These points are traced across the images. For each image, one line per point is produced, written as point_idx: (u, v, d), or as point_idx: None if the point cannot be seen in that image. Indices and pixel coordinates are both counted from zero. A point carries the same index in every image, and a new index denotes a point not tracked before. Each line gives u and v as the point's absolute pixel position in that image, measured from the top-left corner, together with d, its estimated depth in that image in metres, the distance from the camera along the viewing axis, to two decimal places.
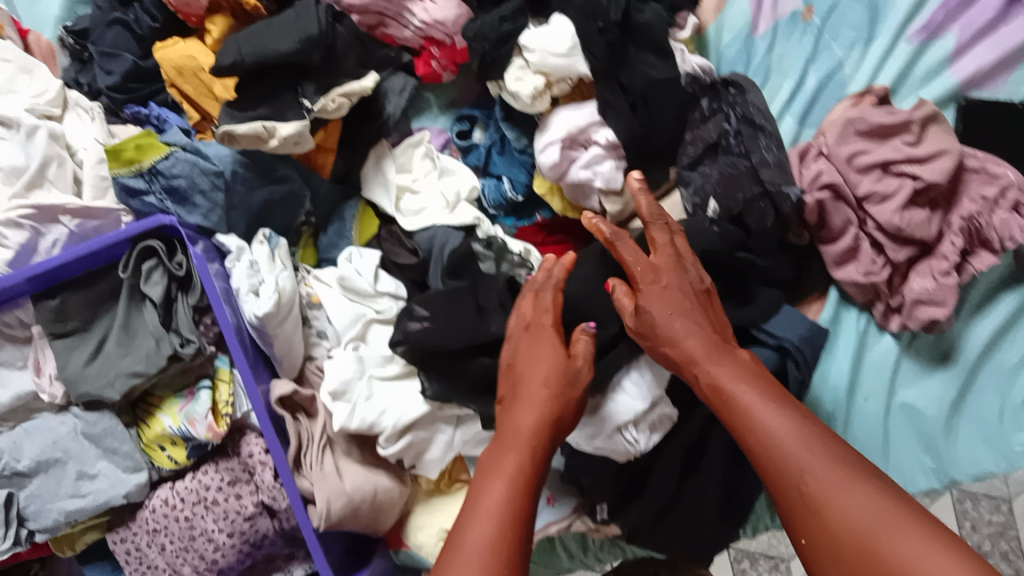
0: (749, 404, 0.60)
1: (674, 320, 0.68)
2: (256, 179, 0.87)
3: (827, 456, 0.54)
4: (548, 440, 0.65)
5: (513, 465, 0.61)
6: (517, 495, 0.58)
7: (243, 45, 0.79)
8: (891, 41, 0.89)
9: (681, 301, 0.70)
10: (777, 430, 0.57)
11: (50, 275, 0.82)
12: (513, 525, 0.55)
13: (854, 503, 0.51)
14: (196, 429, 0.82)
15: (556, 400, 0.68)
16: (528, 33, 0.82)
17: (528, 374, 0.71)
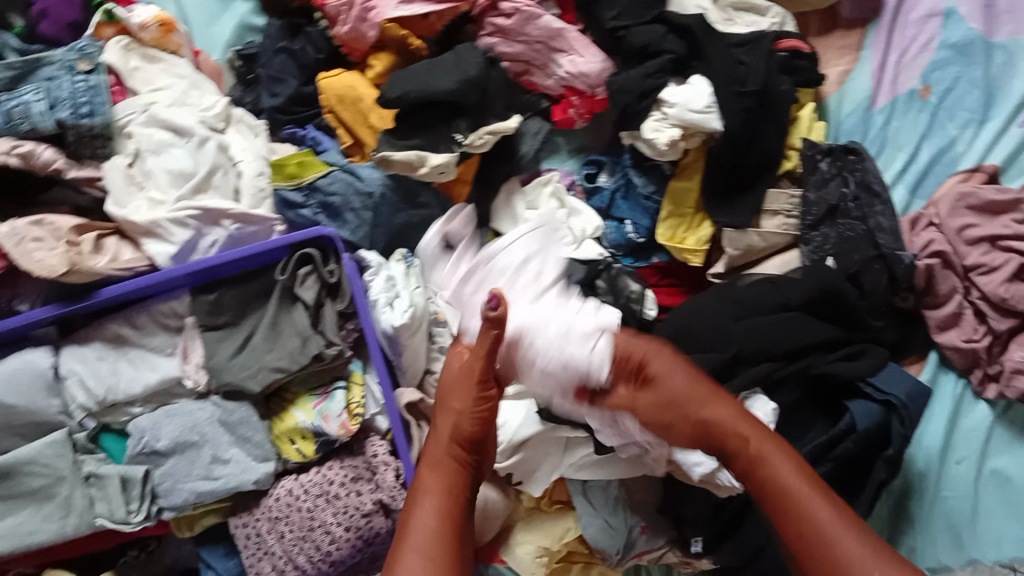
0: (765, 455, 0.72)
1: (717, 408, 0.76)
2: (400, 202, 0.94)
3: (810, 482, 0.70)
4: (459, 450, 0.78)
5: (436, 480, 0.75)
6: (438, 525, 0.71)
7: (409, 84, 0.89)
8: (1004, 125, 0.95)
9: (692, 381, 0.77)
10: (793, 488, 0.69)
11: (208, 272, 0.90)
12: (449, 513, 0.72)
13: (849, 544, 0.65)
14: (329, 425, 0.89)
15: (469, 422, 0.78)
16: (669, 89, 0.88)
17: (445, 390, 0.80)
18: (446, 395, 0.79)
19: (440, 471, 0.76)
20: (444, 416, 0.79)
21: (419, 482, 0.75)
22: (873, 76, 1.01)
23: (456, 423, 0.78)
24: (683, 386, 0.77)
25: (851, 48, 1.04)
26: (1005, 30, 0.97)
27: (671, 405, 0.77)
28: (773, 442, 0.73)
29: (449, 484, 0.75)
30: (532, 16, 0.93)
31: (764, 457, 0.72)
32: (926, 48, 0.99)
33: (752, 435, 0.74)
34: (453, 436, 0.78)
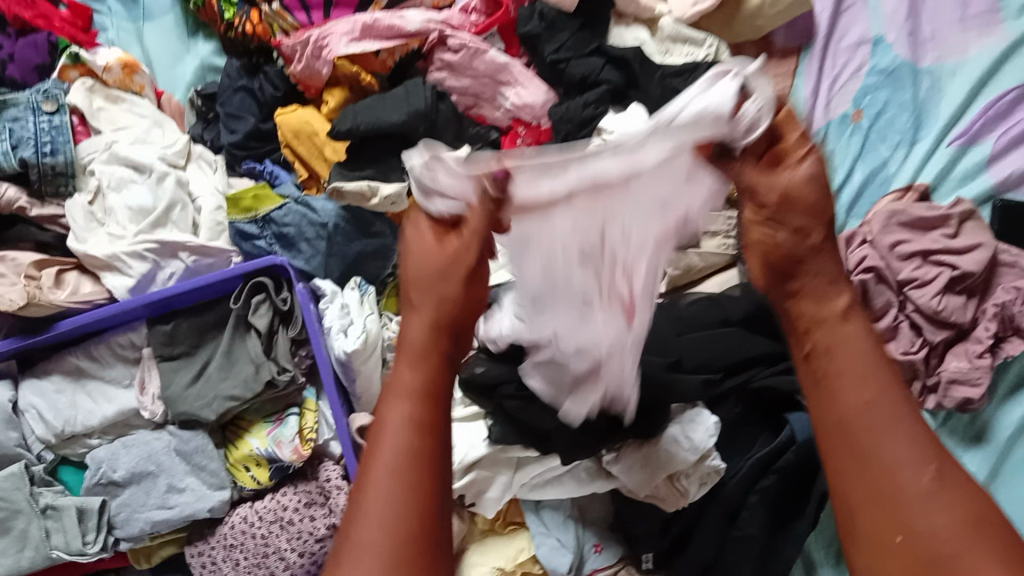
0: (854, 377, 0.55)
1: (818, 263, 0.59)
2: (353, 232, 0.97)
3: (903, 411, 0.54)
4: (443, 355, 0.60)
5: (410, 376, 0.58)
6: (408, 463, 0.54)
7: (360, 116, 0.93)
8: (933, 145, 1.00)
9: (831, 279, 0.59)
10: (856, 403, 0.54)
11: (165, 302, 0.91)
12: (430, 423, 0.56)
13: (896, 443, 0.52)
14: (282, 451, 0.90)
15: (448, 300, 0.61)
16: (607, 117, 0.91)
17: (410, 276, 0.62)
18: (417, 276, 0.62)
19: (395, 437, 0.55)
20: (418, 291, 0.62)
21: (370, 456, 0.55)
22: (807, 101, 1.04)
23: (436, 305, 0.61)
24: (792, 207, 0.59)
25: (787, 75, 1.06)
26: (930, 56, 1.03)
27: (787, 200, 0.59)
28: (847, 323, 0.57)
29: (433, 381, 0.58)
30: (477, 52, 0.97)
31: (835, 378, 0.56)
32: (858, 73, 1.04)
33: (832, 315, 0.58)
34: (419, 392, 0.57)
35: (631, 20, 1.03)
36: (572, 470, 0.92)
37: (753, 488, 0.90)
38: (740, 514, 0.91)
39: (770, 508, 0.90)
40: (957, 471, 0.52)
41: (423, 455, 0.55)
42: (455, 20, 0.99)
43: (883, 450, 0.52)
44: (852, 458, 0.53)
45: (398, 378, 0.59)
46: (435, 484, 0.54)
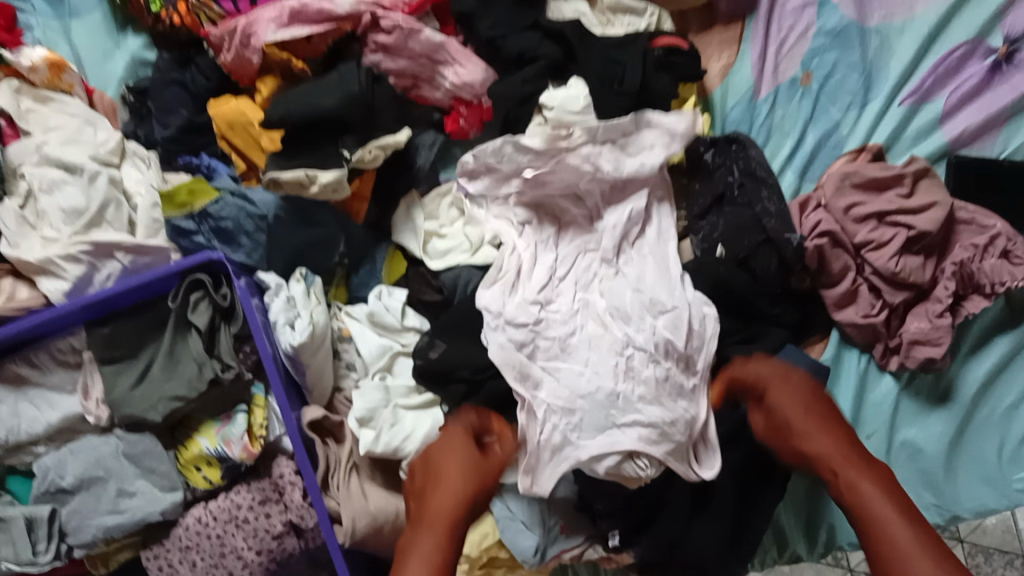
0: (873, 501, 0.67)
1: (812, 440, 0.74)
2: (295, 222, 0.94)
3: (921, 526, 0.64)
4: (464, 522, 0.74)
5: (430, 542, 0.70)
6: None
7: (293, 104, 0.90)
8: (884, 104, 0.98)
9: (809, 402, 0.77)
10: (880, 519, 0.65)
11: (102, 304, 0.88)
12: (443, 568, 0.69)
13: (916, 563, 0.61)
14: (231, 450, 0.88)
15: (473, 476, 0.77)
16: (548, 93, 0.91)
17: (444, 463, 0.78)
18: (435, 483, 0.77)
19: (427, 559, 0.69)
20: (445, 479, 0.76)
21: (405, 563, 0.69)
22: (754, 66, 1.02)
23: (455, 484, 0.76)
24: (790, 431, 0.76)
25: (731, 41, 1.04)
26: (878, 14, 1.01)
27: (800, 438, 0.75)
28: (859, 469, 0.71)
29: (453, 529, 0.72)
30: (412, 32, 0.95)
31: (854, 486, 0.69)
32: (805, 36, 1.02)
33: (835, 459, 0.72)
34: (450, 512, 0.73)
35: None
36: None
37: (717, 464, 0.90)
38: (706, 493, 0.91)
39: (736, 481, 0.90)
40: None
41: None
42: (387, 0, 0.96)
43: None
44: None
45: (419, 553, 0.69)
46: None
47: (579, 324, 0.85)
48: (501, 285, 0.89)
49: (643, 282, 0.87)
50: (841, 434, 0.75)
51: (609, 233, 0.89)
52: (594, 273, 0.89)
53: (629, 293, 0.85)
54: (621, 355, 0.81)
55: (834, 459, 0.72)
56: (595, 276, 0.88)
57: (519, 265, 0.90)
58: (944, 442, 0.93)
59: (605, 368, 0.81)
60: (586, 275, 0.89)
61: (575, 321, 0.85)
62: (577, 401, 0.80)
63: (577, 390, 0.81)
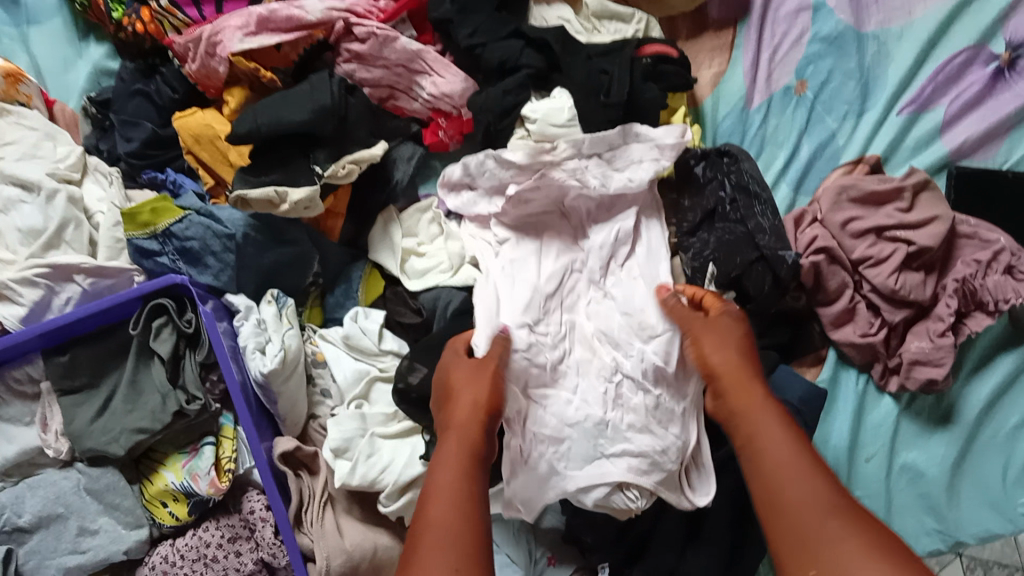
0: (763, 422, 0.60)
1: (719, 352, 0.67)
2: (266, 240, 0.89)
3: (804, 452, 0.56)
4: (485, 423, 0.64)
5: (457, 443, 0.61)
6: (462, 475, 0.58)
7: (259, 116, 0.85)
8: (883, 113, 0.94)
9: (737, 330, 0.70)
10: (772, 440, 0.58)
11: (62, 331, 0.83)
12: (472, 471, 0.59)
13: (791, 488, 0.54)
14: (198, 485, 0.83)
15: (484, 389, 0.68)
16: (529, 105, 0.87)
17: (453, 385, 0.69)
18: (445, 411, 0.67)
19: (478, 385, 0.68)
20: (458, 392, 0.68)
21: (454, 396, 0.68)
22: (746, 75, 0.98)
23: (472, 391, 0.67)
24: (710, 342, 0.68)
25: (722, 48, 1.00)
26: (875, 19, 0.96)
27: (709, 357, 0.67)
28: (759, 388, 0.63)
29: (478, 443, 0.62)
30: (388, 40, 0.90)
31: (752, 413, 0.61)
32: (799, 42, 0.98)
33: (743, 377, 0.64)
34: (477, 404, 0.65)
35: None
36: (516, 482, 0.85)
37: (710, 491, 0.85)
38: (699, 522, 0.86)
39: (730, 510, 0.85)
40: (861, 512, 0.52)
41: (474, 479, 0.58)
42: (361, 6, 0.91)
43: (796, 507, 0.53)
44: (764, 502, 0.55)
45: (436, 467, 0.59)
46: (482, 525, 0.54)
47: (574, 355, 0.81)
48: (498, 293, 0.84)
49: (632, 303, 0.82)
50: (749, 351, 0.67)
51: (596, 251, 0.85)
52: (582, 295, 0.85)
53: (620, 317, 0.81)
54: (610, 382, 0.78)
55: (740, 378, 0.65)
56: (585, 298, 0.84)
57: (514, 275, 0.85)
58: (947, 465, 0.89)
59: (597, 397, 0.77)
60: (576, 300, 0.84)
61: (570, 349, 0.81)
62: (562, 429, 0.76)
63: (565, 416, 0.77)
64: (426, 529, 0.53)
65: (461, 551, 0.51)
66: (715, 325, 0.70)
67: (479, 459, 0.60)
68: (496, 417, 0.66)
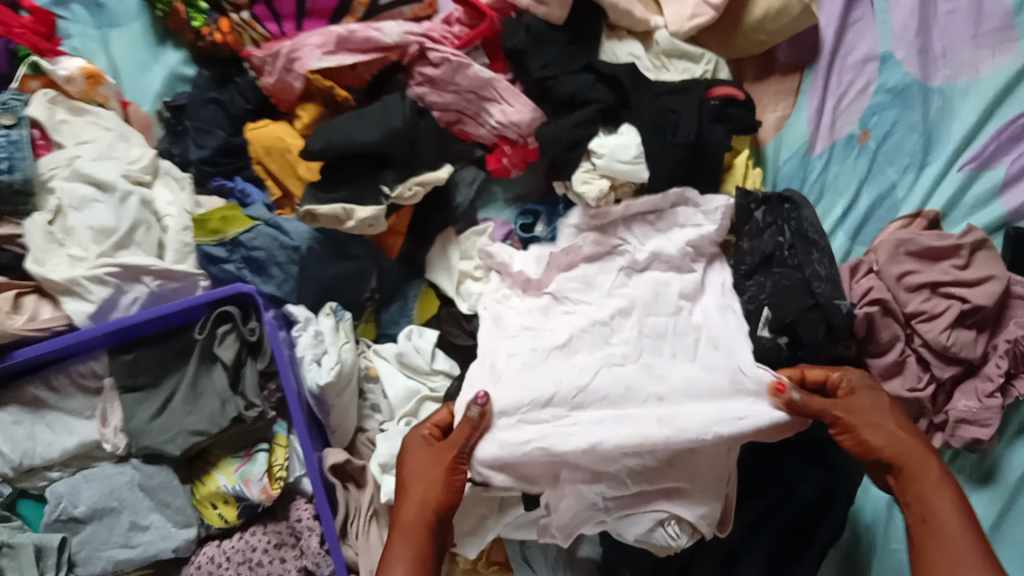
0: (931, 505, 0.70)
1: (875, 429, 0.74)
2: (329, 255, 0.92)
3: (970, 535, 0.67)
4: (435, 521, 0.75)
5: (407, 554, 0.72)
6: None
7: (333, 135, 0.87)
8: (943, 168, 0.94)
9: (886, 406, 0.76)
10: (940, 525, 0.68)
11: (127, 331, 0.86)
12: None
13: (962, 553, 0.66)
14: (250, 490, 0.86)
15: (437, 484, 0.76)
16: (597, 140, 0.88)
17: (413, 475, 0.77)
18: (405, 497, 0.76)
19: (431, 478, 0.76)
20: (413, 482, 0.77)
21: (407, 491, 0.76)
22: (811, 121, 1.00)
23: (428, 487, 0.76)
24: (860, 415, 0.75)
25: (788, 93, 1.01)
26: (942, 73, 0.96)
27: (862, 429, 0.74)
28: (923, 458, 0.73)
29: (425, 552, 0.73)
30: (461, 66, 0.92)
31: (920, 494, 0.71)
32: (864, 92, 0.99)
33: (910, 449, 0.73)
34: (427, 502, 0.75)
35: (624, 33, 0.97)
36: None
37: (750, 533, 0.86)
38: (737, 561, 0.86)
39: (769, 555, 0.85)
40: None
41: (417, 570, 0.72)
42: (436, 32, 0.94)
43: None
44: None
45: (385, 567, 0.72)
46: None
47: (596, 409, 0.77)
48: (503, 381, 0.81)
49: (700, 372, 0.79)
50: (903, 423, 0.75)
51: (640, 308, 0.84)
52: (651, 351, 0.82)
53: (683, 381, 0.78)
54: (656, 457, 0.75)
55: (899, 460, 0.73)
56: (630, 348, 0.81)
57: (526, 347, 0.82)
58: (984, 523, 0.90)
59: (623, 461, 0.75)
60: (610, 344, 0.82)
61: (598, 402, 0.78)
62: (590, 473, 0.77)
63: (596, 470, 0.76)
64: None
65: None
66: (856, 406, 0.76)
67: (426, 559, 0.73)
68: (449, 511, 0.76)
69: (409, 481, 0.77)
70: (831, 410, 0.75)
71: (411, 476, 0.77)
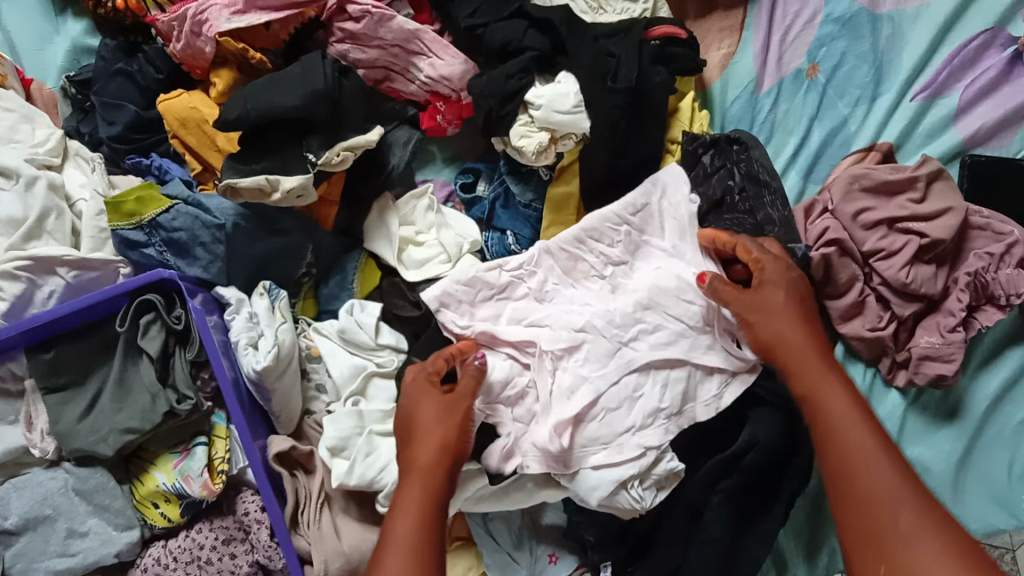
0: (859, 438, 0.62)
1: (789, 330, 0.70)
2: (258, 231, 0.86)
3: (899, 470, 0.60)
4: (444, 475, 0.67)
5: (414, 504, 0.65)
6: (424, 529, 0.63)
7: (248, 101, 0.80)
8: (897, 98, 0.91)
9: (786, 300, 0.72)
10: (871, 464, 0.60)
11: (46, 327, 0.79)
12: (425, 556, 0.61)
13: (901, 513, 0.57)
14: (191, 487, 0.81)
15: (448, 432, 0.69)
16: (534, 90, 0.82)
17: (421, 430, 0.69)
18: (417, 435, 0.70)
19: (442, 427, 0.69)
20: (419, 433, 0.69)
21: (418, 436, 0.69)
22: (757, 57, 0.95)
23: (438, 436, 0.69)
24: (763, 303, 0.72)
25: (733, 29, 0.97)
26: (889, 1, 0.93)
27: (774, 336, 0.70)
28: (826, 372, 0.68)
29: (437, 498, 0.66)
30: (383, 18, 0.86)
31: (814, 390, 0.67)
32: (811, 23, 0.94)
33: (804, 352, 0.69)
34: (442, 448, 0.68)
35: None
36: (520, 479, 0.83)
37: (714, 489, 0.82)
38: (704, 512, 0.83)
39: (735, 506, 0.82)
40: (958, 536, 0.56)
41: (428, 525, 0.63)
42: None
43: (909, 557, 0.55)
44: (867, 532, 0.58)
45: (390, 535, 0.63)
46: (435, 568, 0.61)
47: (618, 380, 0.76)
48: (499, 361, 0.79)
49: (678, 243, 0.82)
50: (810, 325, 0.71)
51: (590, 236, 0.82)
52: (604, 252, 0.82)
53: (669, 280, 0.79)
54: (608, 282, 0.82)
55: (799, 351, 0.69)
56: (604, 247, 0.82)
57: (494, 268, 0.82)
58: (953, 460, 0.88)
59: (640, 405, 0.75)
60: (579, 273, 0.83)
61: (621, 356, 0.77)
62: (588, 399, 0.75)
63: (613, 406, 0.75)
64: None
65: None
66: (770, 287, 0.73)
67: (436, 509, 0.65)
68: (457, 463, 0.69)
69: (418, 432, 0.69)
70: (737, 299, 0.72)
71: (423, 427, 0.70)
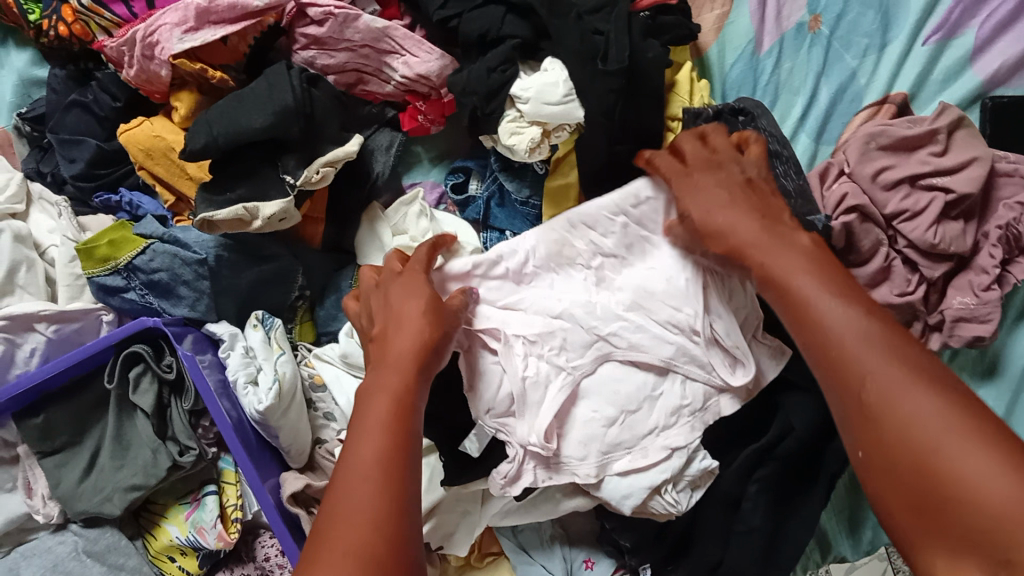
0: (828, 308, 0.49)
1: (738, 230, 0.58)
2: (243, 261, 0.81)
3: (879, 329, 0.47)
4: (430, 357, 0.58)
5: (393, 382, 0.55)
6: (392, 407, 0.53)
7: (214, 126, 0.74)
8: (907, 44, 0.85)
9: (723, 193, 0.60)
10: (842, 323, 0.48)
11: (33, 390, 0.75)
12: (398, 436, 0.51)
13: (886, 371, 0.44)
14: (206, 539, 0.77)
15: (436, 319, 0.60)
16: (520, 83, 0.76)
17: (402, 312, 0.60)
18: (396, 324, 0.60)
19: (424, 320, 0.60)
20: (403, 318, 0.60)
21: (394, 335, 0.59)
22: (754, 13, 0.90)
23: (414, 322, 0.59)
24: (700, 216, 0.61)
25: None
26: None
27: (725, 237, 0.59)
28: (784, 256, 0.55)
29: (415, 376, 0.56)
30: (348, 19, 0.79)
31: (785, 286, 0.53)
32: None
33: (756, 246, 0.56)
34: (423, 336, 0.58)
35: None
36: (548, 490, 0.78)
37: (750, 477, 0.77)
38: (742, 503, 0.78)
39: (773, 494, 0.77)
40: (973, 400, 0.42)
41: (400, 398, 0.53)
42: None
43: (907, 416, 0.43)
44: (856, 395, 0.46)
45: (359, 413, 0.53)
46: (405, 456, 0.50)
47: (633, 381, 0.71)
48: (490, 365, 0.71)
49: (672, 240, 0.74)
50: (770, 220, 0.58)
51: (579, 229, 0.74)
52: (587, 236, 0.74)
53: (659, 282, 0.72)
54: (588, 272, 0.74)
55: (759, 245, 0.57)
56: (592, 231, 0.74)
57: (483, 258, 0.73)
58: None
59: (661, 404, 0.71)
60: (564, 260, 0.74)
61: (598, 348, 0.72)
62: (567, 393, 0.70)
63: (632, 408, 0.70)
64: (340, 479, 0.49)
65: (371, 464, 0.49)
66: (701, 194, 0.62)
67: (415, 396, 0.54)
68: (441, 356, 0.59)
69: (397, 320, 0.60)
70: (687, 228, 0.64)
71: (399, 322, 0.60)
